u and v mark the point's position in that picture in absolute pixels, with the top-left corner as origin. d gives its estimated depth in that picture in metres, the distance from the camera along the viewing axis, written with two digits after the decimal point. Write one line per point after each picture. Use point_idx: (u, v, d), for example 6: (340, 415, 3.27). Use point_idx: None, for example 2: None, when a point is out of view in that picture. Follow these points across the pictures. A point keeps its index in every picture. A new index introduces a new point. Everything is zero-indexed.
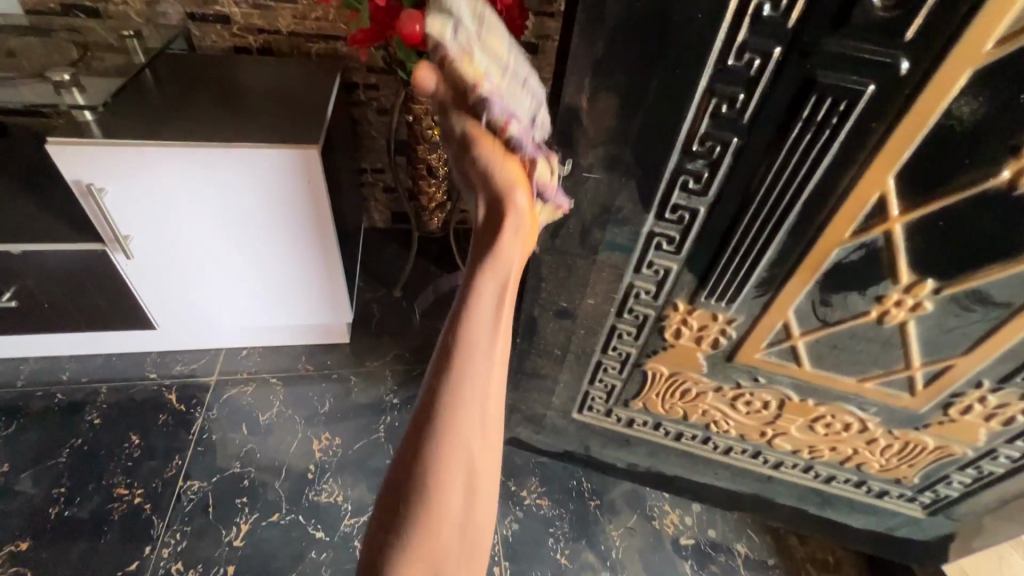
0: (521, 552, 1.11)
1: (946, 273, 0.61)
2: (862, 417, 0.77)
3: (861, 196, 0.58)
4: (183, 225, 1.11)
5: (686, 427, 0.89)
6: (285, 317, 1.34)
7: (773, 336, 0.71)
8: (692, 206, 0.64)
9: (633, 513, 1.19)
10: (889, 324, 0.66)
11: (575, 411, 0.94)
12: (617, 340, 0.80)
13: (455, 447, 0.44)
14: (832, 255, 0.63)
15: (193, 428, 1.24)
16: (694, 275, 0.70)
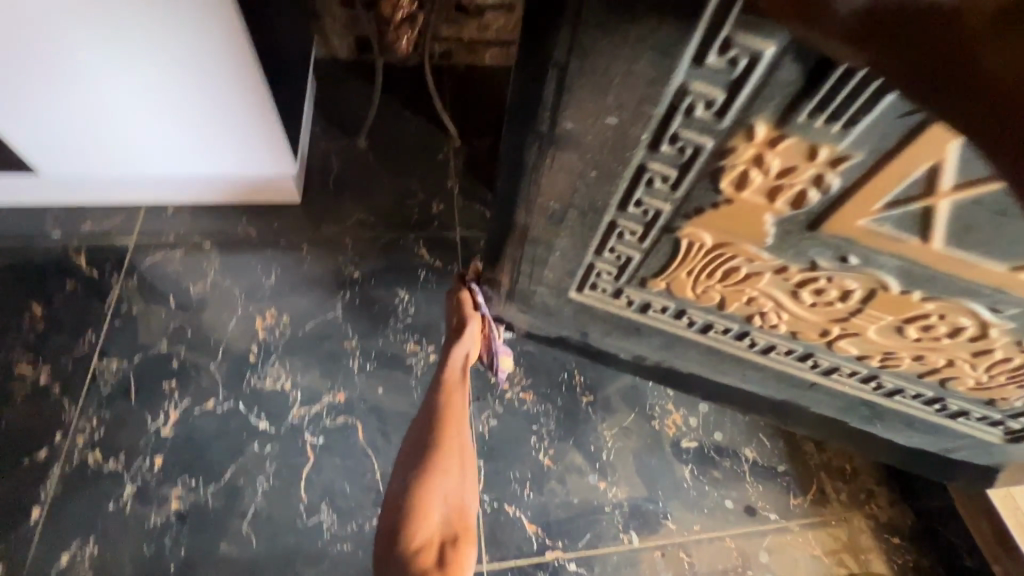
0: (497, 451, 0.97)
1: None
2: (986, 321, 0.53)
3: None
4: (26, 20, 0.76)
5: (718, 317, 0.66)
6: (218, 158, 1.03)
7: (902, 192, 0.44)
8: None
9: (630, 412, 1.03)
10: None
11: (573, 290, 0.70)
12: (644, 191, 0.53)
13: (451, 431, 0.71)
14: None
15: (109, 297, 1.03)
16: (800, 70, 0.40)
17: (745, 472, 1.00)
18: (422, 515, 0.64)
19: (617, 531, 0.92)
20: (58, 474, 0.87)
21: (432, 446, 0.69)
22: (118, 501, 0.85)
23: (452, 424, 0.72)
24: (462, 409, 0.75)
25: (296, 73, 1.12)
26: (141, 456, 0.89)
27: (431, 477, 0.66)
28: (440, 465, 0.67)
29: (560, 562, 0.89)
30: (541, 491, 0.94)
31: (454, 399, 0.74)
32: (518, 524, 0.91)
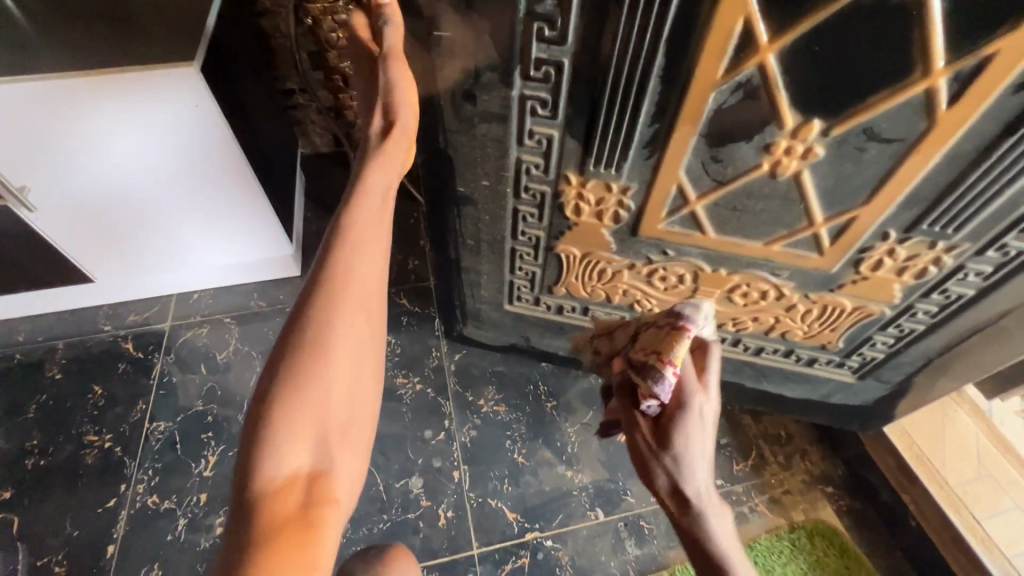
0: (478, 455, 1.16)
1: (832, 112, 0.59)
2: (777, 283, 0.80)
3: (721, 34, 0.54)
4: (89, 175, 1.04)
5: (613, 309, 0.94)
6: (232, 246, 1.29)
7: (671, 203, 0.72)
8: (555, 60, 0.61)
9: (588, 410, 1.22)
10: (782, 175, 0.66)
11: (506, 302, 0.99)
12: (523, 225, 0.82)
13: (336, 307, 0.51)
14: (709, 100, 0.60)
15: (153, 372, 1.26)
16: (577, 140, 0.68)
17: None
18: (291, 405, 0.46)
19: (585, 509, 1.10)
20: (126, 517, 1.08)
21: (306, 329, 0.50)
22: (175, 532, 1.06)
23: (355, 266, 0.54)
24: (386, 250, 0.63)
25: (286, 172, 1.41)
26: (189, 494, 1.10)
27: (309, 361, 0.48)
28: (327, 343, 0.50)
29: (538, 540, 1.06)
30: (518, 484, 1.13)
31: (376, 219, 0.57)
32: (501, 513, 1.09)
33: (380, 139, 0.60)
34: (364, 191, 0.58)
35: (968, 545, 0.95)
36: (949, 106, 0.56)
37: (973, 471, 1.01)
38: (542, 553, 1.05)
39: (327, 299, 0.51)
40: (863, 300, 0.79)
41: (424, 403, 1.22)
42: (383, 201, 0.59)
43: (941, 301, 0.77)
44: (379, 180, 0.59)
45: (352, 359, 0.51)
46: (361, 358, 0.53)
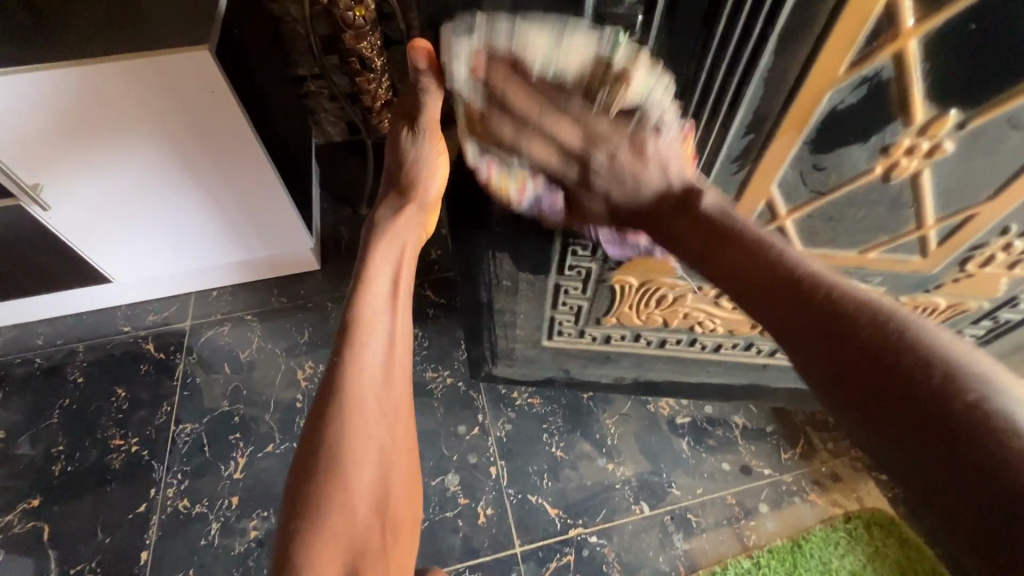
0: (515, 450, 1.12)
1: (972, 102, 0.51)
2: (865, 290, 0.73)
3: (853, 22, 0.45)
4: (102, 171, 0.99)
5: (669, 333, 0.81)
6: (251, 241, 1.24)
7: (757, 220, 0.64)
8: (629, 71, 0.50)
9: (626, 399, 1.17)
10: (897, 179, 0.59)
11: (545, 338, 0.84)
12: (572, 258, 0.69)
13: (353, 404, 0.60)
14: (822, 103, 0.52)
15: (176, 373, 1.23)
16: None
17: (736, 436, 1.13)
18: (318, 516, 0.55)
19: (629, 503, 1.05)
20: (157, 522, 1.05)
21: (327, 432, 0.59)
22: (208, 537, 1.03)
23: (367, 371, 0.62)
24: (374, 357, 0.63)
25: (303, 164, 1.35)
26: (221, 497, 1.07)
27: (337, 469, 0.58)
28: (349, 450, 0.59)
29: (583, 536, 1.02)
30: (558, 478, 1.09)
31: (383, 321, 0.65)
32: (542, 509, 1.05)
33: (392, 216, 0.68)
34: (370, 289, 0.64)
35: None
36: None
37: None
38: (587, 549, 1.01)
39: (344, 415, 0.59)
40: (961, 297, 0.73)
41: (456, 397, 1.19)
42: (390, 305, 0.66)
43: None
44: (387, 282, 0.66)
45: (376, 454, 0.61)
46: (382, 452, 0.62)
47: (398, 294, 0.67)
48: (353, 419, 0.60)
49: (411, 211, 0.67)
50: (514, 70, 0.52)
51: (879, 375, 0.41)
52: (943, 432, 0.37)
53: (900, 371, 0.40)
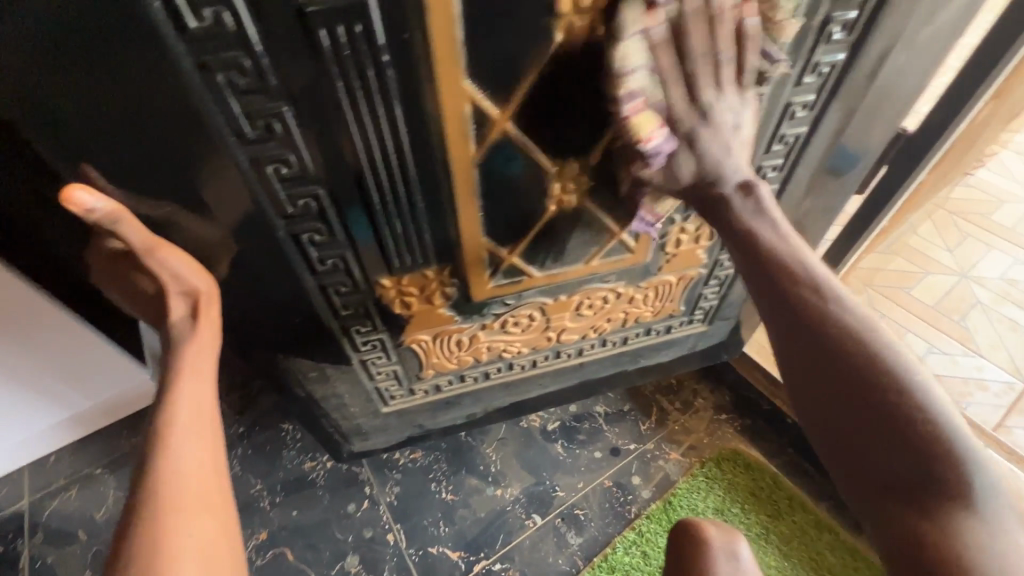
0: (408, 511, 1.15)
1: (583, 148, 0.57)
2: (610, 287, 0.79)
3: (455, 117, 0.50)
4: None
5: (486, 365, 0.88)
6: (76, 397, 1.13)
7: (488, 264, 0.67)
8: (302, 194, 0.52)
9: (501, 424, 1.25)
10: (569, 211, 0.64)
11: (382, 406, 0.89)
12: (359, 334, 0.72)
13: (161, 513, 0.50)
14: (475, 173, 0.55)
15: (22, 562, 1.11)
16: (371, 251, 0.61)
17: (602, 425, 1.25)
18: None
19: (522, 520, 1.12)
20: None
21: (132, 553, 0.48)
22: None
23: (178, 479, 0.53)
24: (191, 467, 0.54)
25: None
26: None
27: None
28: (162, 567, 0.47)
29: (487, 568, 1.07)
30: (454, 521, 1.13)
31: (203, 428, 0.57)
32: (444, 557, 1.09)
33: (178, 327, 0.60)
34: (175, 391, 0.57)
35: None
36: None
37: None
38: None
39: (148, 539, 0.49)
40: (683, 270, 0.82)
41: (340, 478, 1.19)
42: (211, 413, 0.59)
43: None
44: (206, 394, 0.59)
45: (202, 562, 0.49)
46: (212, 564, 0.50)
47: (204, 385, 0.59)
48: (167, 527, 0.50)
49: (203, 328, 0.60)
50: (203, 217, 0.53)
51: (875, 399, 0.47)
52: (892, 421, 0.47)
53: (871, 389, 0.48)
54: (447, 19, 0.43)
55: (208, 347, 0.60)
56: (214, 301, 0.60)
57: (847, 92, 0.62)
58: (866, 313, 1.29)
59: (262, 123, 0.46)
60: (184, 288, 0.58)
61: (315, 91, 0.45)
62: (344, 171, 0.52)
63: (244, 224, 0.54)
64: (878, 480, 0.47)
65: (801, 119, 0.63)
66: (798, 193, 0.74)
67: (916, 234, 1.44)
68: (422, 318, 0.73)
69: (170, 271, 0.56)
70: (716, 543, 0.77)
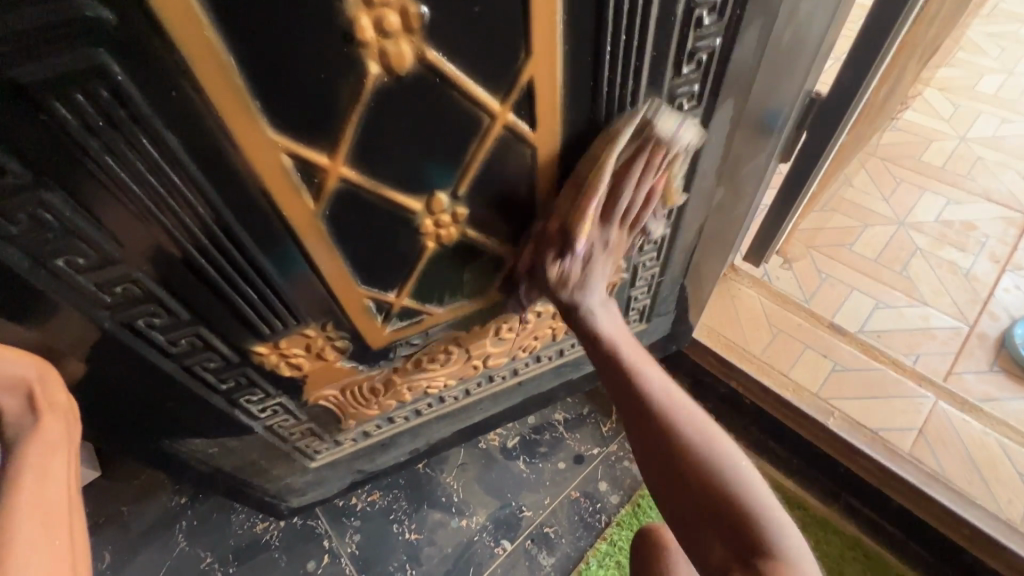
0: (371, 559, 1.09)
1: (446, 178, 0.49)
2: (528, 308, 0.73)
3: (272, 172, 0.42)
4: None
5: (413, 402, 0.82)
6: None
7: (376, 311, 0.60)
8: (116, 282, 0.44)
9: (458, 449, 1.19)
10: (453, 244, 0.56)
11: (309, 461, 0.82)
12: (252, 404, 0.64)
13: None
14: (325, 225, 0.47)
15: None
16: (231, 322, 0.53)
17: (563, 432, 1.20)
18: None
19: (492, 548, 1.08)
20: None
21: None
22: None
23: None
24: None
25: None
26: None
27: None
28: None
29: None
30: (421, 562, 1.08)
31: (53, 531, 0.42)
32: None
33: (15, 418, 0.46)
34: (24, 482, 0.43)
35: (787, 398, 1.06)
36: (533, 129, 0.49)
37: (767, 334, 1.15)
38: None
39: None
40: None
41: (296, 535, 1.12)
42: (63, 514, 0.44)
43: (654, 249, 0.74)
44: (57, 490, 0.44)
45: None
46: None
47: (66, 477, 0.46)
48: None
49: (47, 417, 0.46)
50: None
51: (692, 471, 0.55)
52: (697, 487, 0.55)
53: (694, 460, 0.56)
54: (219, 66, 0.35)
55: (56, 437, 0.46)
56: (56, 384, 0.47)
57: (732, 78, 0.56)
58: (811, 277, 1.26)
59: (25, 217, 0.37)
60: (4, 383, 0.45)
61: (84, 174, 0.37)
62: (160, 251, 0.43)
63: (56, 324, 0.44)
64: (721, 547, 0.53)
65: (689, 111, 0.56)
66: (707, 184, 0.68)
67: (852, 186, 1.42)
68: (320, 374, 0.65)
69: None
70: (677, 548, 0.69)
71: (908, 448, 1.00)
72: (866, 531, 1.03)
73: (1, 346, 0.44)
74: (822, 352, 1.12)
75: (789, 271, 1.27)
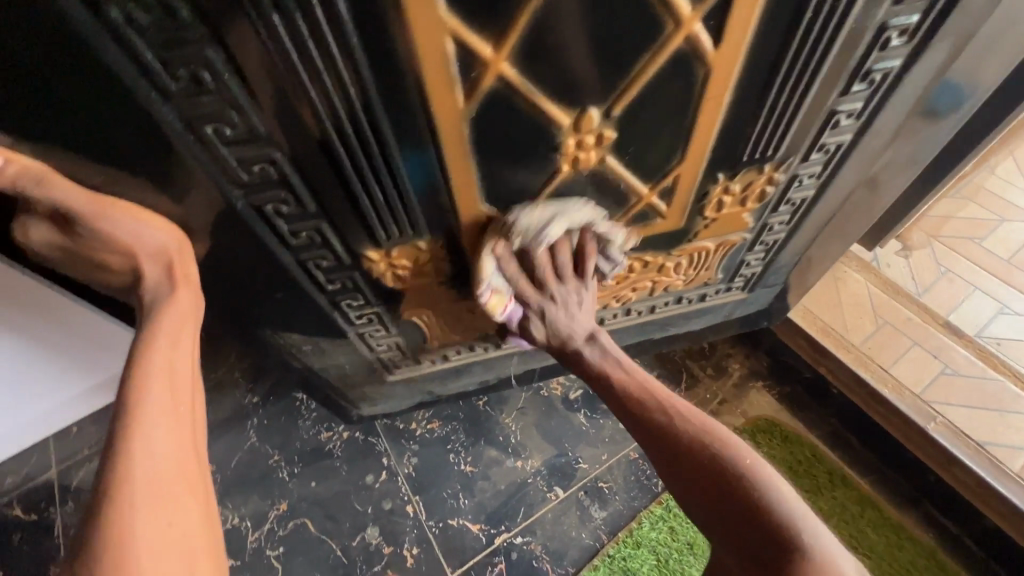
0: (426, 482, 1.12)
1: (605, 92, 0.44)
2: (637, 255, 0.68)
3: (433, 59, 0.38)
4: None
5: (497, 336, 0.81)
6: (120, 369, 1.08)
7: (490, 233, 0.56)
8: (258, 160, 0.42)
9: (520, 392, 1.19)
10: (589, 170, 0.51)
11: (387, 376, 0.83)
12: (352, 310, 0.64)
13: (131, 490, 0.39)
14: (467, 130, 0.44)
15: (56, 529, 1.11)
16: (351, 221, 0.51)
17: None
18: None
19: (544, 493, 1.09)
20: None
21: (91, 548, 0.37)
22: None
23: (154, 453, 0.41)
24: (160, 442, 0.42)
25: None
26: None
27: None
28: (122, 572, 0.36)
29: (508, 541, 1.05)
30: (473, 493, 1.10)
31: (178, 397, 0.44)
32: (465, 529, 1.07)
33: (153, 286, 0.47)
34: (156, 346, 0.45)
35: (883, 395, 0.98)
36: (714, 45, 0.43)
37: (871, 324, 1.06)
38: (516, 551, 1.04)
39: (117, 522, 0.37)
40: (724, 235, 0.68)
41: (357, 450, 1.16)
42: (188, 383, 0.46)
43: (790, 211, 0.67)
44: (184, 359, 0.46)
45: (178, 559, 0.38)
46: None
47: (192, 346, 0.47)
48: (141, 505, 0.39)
49: (182, 289, 0.47)
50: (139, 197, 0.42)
51: (723, 493, 0.47)
52: (731, 504, 0.46)
53: (700, 457, 0.49)
54: None
55: (191, 310, 0.47)
56: (191, 256, 0.47)
57: (958, 14, 0.46)
58: (928, 269, 1.14)
59: (186, 74, 0.35)
60: (145, 250, 0.45)
61: (247, 33, 0.34)
62: (301, 132, 0.41)
63: (195, 197, 0.43)
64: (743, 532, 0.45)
65: (894, 48, 0.48)
66: (876, 144, 0.59)
67: (993, 174, 1.25)
68: (420, 291, 0.63)
69: (125, 234, 0.43)
70: None
71: (1018, 469, 0.91)
72: (944, 544, 0.96)
73: (145, 213, 0.44)
74: (932, 351, 1.02)
75: (904, 259, 1.15)
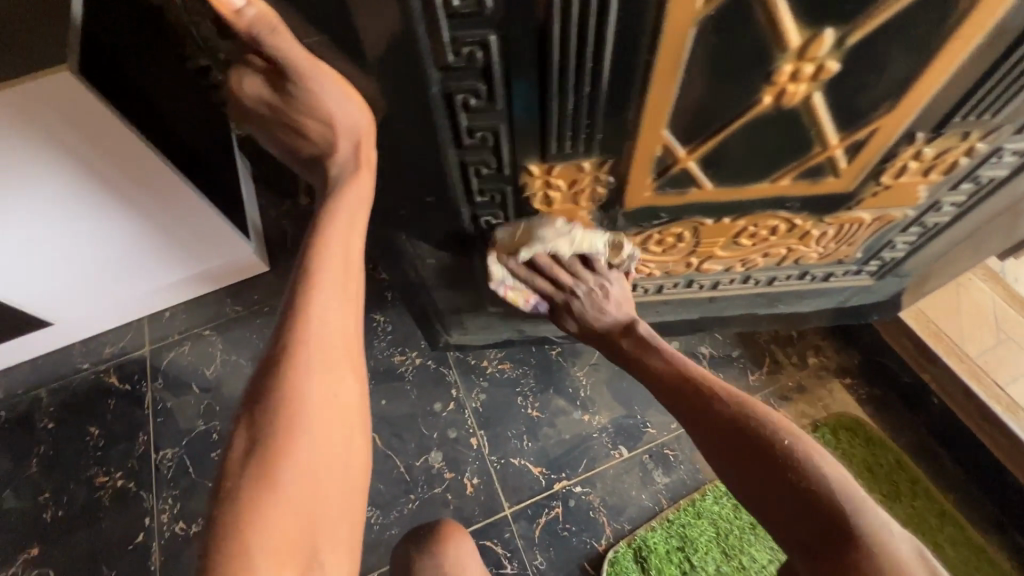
0: (492, 419, 1.13)
1: (850, 13, 0.40)
2: (787, 216, 0.64)
3: None
4: None
5: None
6: (215, 264, 1.05)
7: (657, 165, 0.54)
8: (474, 40, 0.40)
9: (595, 349, 1.18)
10: (789, 106, 0.48)
11: (489, 304, 0.83)
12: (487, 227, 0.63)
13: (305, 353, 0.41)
14: (689, 38, 0.41)
15: None
16: (529, 128, 0.49)
17: None
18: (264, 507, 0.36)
19: (608, 449, 1.09)
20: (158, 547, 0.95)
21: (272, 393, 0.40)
22: None
23: (325, 325, 0.42)
24: (330, 314, 0.43)
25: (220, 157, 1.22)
26: None
27: (277, 451, 0.38)
28: (297, 429, 0.39)
29: (567, 488, 1.06)
30: (537, 438, 1.11)
31: (347, 275, 0.45)
32: (525, 470, 1.08)
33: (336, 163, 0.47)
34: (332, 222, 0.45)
35: (993, 412, 0.93)
36: None
37: (990, 337, 0.98)
38: (573, 500, 1.05)
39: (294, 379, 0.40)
40: (887, 209, 0.63)
41: (427, 377, 1.18)
42: (357, 263, 0.47)
43: (971, 191, 0.61)
44: (356, 240, 0.47)
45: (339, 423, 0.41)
46: (343, 451, 0.41)
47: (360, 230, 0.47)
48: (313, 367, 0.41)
49: (364, 171, 0.47)
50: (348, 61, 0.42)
51: (777, 484, 0.49)
52: (784, 486, 0.48)
53: (750, 440, 0.52)
54: None
55: (368, 193, 0.47)
56: (375, 140, 0.48)
57: None
58: None
59: None
60: (341, 123, 0.45)
61: None
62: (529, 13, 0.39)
63: (401, 71, 0.42)
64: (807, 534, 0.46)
65: None
66: None
67: None
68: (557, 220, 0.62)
69: (329, 101, 0.43)
70: None
71: None
72: None
73: (349, 84, 0.43)
74: None
75: None
